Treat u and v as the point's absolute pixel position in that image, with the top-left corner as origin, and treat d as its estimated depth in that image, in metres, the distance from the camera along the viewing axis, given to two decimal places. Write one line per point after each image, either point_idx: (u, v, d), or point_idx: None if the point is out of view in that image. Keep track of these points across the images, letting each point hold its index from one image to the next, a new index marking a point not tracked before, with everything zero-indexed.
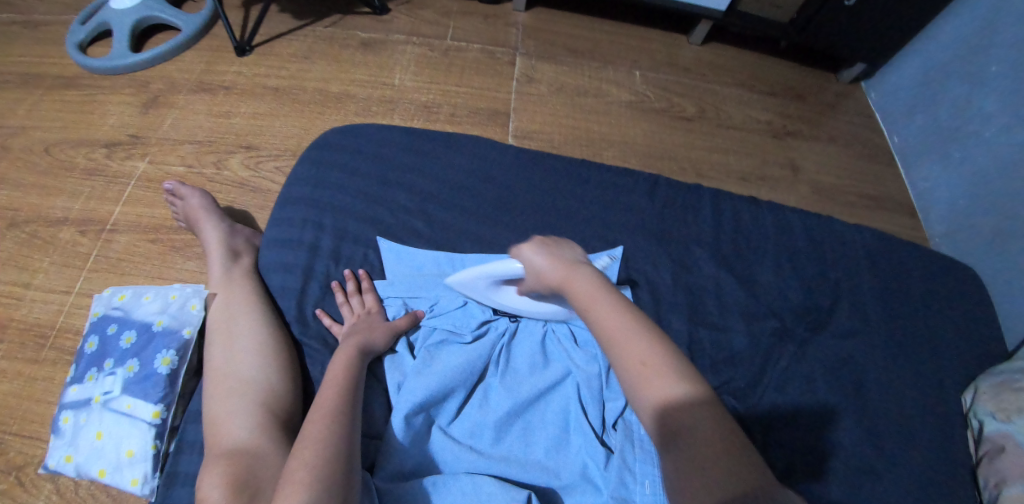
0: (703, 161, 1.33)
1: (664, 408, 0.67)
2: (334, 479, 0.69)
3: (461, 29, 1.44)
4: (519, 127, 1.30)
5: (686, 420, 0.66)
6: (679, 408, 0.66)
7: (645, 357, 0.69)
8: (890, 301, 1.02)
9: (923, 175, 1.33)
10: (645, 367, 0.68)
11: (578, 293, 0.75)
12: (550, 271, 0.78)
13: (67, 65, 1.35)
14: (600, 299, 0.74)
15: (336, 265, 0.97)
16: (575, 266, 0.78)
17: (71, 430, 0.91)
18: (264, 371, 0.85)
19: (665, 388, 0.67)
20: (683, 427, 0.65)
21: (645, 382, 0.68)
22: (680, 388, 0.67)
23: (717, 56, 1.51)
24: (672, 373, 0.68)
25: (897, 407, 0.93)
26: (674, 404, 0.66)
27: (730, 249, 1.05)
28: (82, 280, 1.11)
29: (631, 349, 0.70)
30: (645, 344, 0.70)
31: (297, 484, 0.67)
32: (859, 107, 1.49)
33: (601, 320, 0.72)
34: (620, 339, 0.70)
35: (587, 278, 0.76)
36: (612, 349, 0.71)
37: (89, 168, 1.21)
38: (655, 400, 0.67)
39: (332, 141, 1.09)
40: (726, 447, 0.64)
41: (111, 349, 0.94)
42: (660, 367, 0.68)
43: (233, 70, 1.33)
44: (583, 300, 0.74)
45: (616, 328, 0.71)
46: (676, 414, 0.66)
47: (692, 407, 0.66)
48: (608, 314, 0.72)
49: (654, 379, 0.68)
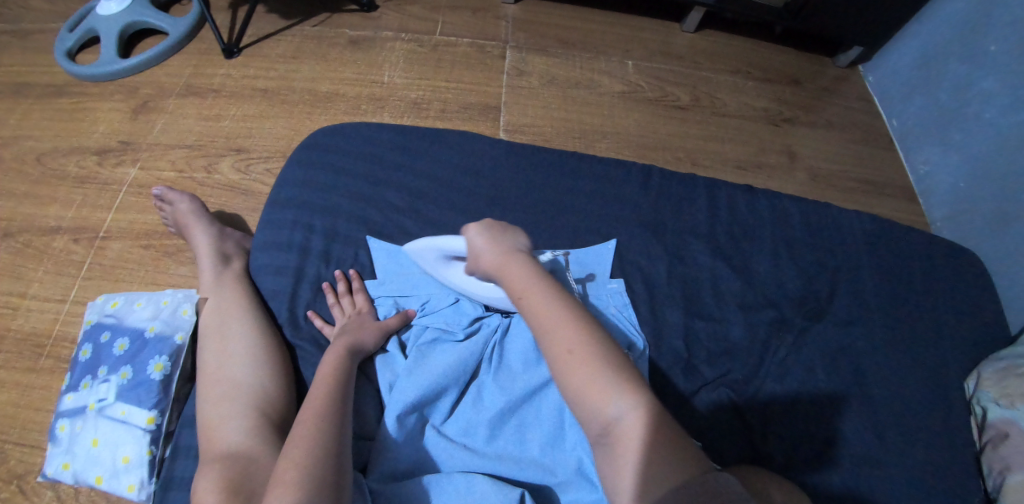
0: (698, 150, 1.31)
1: (590, 394, 0.69)
2: (324, 479, 0.68)
3: (449, 24, 1.43)
4: (510, 121, 1.29)
5: (608, 407, 0.68)
6: (602, 395, 0.69)
7: (571, 345, 0.71)
8: (889, 287, 1.00)
9: (922, 159, 1.31)
10: (572, 356, 0.71)
11: (514, 282, 0.78)
12: (488, 257, 0.80)
13: (56, 73, 1.35)
14: (534, 288, 0.76)
15: (326, 266, 0.97)
16: (511, 256, 0.80)
17: (68, 438, 0.91)
18: (256, 374, 0.85)
19: (591, 375, 0.70)
20: (604, 413, 0.68)
21: (571, 370, 0.71)
22: (606, 375, 0.69)
23: (711, 43, 1.49)
24: (597, 360, 0.70)
25: (899, 395, 0.92)
26: (602, 393, 0.69)
27: (725, 239, 1.03)
28: (77, 288, 1.11)
29: (560, 338, 0.72)
30: (572, 333, 0.72)
31: (287, 484, 0.66)
32: (857, 90, 1.47)
33: (535, 309, 0.75)
34: (549, 328, 0.73)
35: (523, 266, 0.79)
36: (543, 338, 0.73)
37: (81, 176, 1.21)
38: (580, 387, 0.70)
39: (320, 141, 1.08)
40: (647, 432, 0.67)
41: (105, 357, 0.94)
42: (588, 355, 0.71)
43: (221, 73, 1.33)
44: (517, 289, 0.77)
45: (546, 317, 0.74)
46: (601, 401, 0.69)
47: (616, 394, 0.68)
48: (541, 305, 0.75)
49: (579, 367, 0.70)
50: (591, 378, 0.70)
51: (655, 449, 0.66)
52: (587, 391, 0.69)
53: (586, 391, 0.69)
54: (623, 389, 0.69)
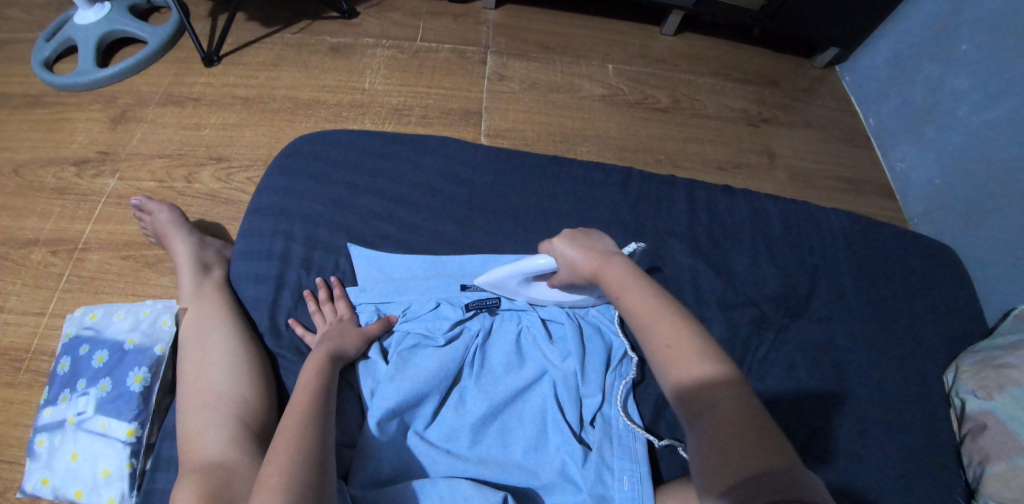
0: (678, 152, 1.32)
1: (686, 386, 0.65)
2: (307, 484, 0.67)
3: (430, 30, 1.43)
4: (492, 125, 1.29)
5: (705, 398, 0.63)
6: (698, 386, 0.64)
7: (670, 338, 0.68)
8: (867, 283, 1.01)
9: (900, 156, 1.33)
10: (670, 348, 0.67)
11: (611, 281, 0.75)
12: (583, 263, 0.79)
13: (33, 84, 1.33)
14: (631, 285, 0.73)
15: (307, 273, 0.96)
16: (608, 258, 0.78)
17: (46, 452, 0.90)
18: (237, 384, 0.85)
19: (690, 367, 0.65)
20: (700, 403, 0.63)
21: (670, 363, 0.67)
22: (704, 367, 0.65)
23: (691, 46, 1.50)
24: (697, 353, 0.66)
25: (878, 390, 0.93)
26: (701, 386, 0.64)
27: (706, 239, 1.04)
28: (56, 301, 1.10)
29: (657, 330, 0.69)
30: (671, 327, 0.69)
31: (269, 490, 0.66)
32: (835, 91, 1.49)
33: (631, 305, 0.72)
34: (646, 322, 0.70)
35: (621, 266, 0.76)
36: (640, 331, 0.70)
37: (59, 187, 1.20)
38: (676, 379, 0.66)
39: (300, 149, 1.07)
40: (746, 423, 0.61)
41: (84, 370, 0.93)
42: (687, 349, 0.67)
43: (201, 82, 1.32)
44: (614, 287, 0.74)
45: (643, 311, 0.71)
46: (697, 391, 0.64)
47: (714, 385, 0.64)
48: (637, 300, 0.72)
49: (679, 360, 0.66)
50: (689, 370, 0.65)
51: (747, 437, 0.60)
52: (683, 382, 0.65)
53: (683, 382, 0.65)
54: (721, 380, 0.64)
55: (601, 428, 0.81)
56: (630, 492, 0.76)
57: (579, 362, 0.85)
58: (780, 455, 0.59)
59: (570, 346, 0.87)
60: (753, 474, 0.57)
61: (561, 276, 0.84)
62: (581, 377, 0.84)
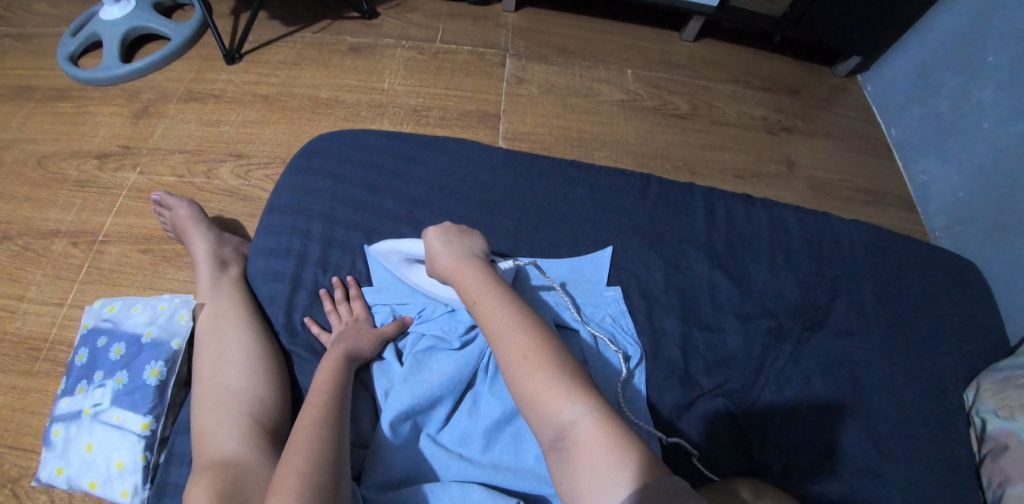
0: (696, 159, 1.31)
1: (544, 400, 0.70)
2: (323, 486, 0.68)
3: (450, 32, 1.43)
4: (510, 128, 1.29)
5: (563, 411, 0.69)
6: (555, 399, 0.70)
7: (526, 351, 0.73)
8: (888, 298, 1.00)
9: (921, 168, 1.32)
10: (527, 361, 0.72)
11: (469, 292, 0.80)
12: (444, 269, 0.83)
13: (58, 77, 1.35)
14: (487, 295, 0.79)
15: (323, 272, 0.97)
16: (466, 264, 0.83)
17: (62, 442, 0.91)
18: (252, 381, 0.85)
19: (544, 380, 0.71)
20: (559, 417, 0.69)
21: (527, 376, 0.72)
22: (559, 380, 0.71)
23: (709, 52, 1.49)
24: (552, 366, 0.72)
25: (897, 407, 0.91)
26: (552, 398, 0.70)
27: (724, 248, 1.03)
28: (75, 292, 1.11)
29: (514, 344, 0.74)
30: (527, 340, 0.74)
31: (285, 491, 0.66)
32: (856, 100, 1.47)
33: (489, 317, 0.77)
34: (504, 335, 0.75)
35: (478, 275, 0.82)
36: (498, 345, 0.75)
37: (82, 180, 1.22)
38: (534, 392, 0.71)
39: (320, 147, 1.08)
40: (601, 435, 0.67)
41: (101, 361, 0.94)
42: (543, 361, 0.72)
43: (222, 79, 1.33)
44: (471, 297, 0.80)
45: (501, 323, 0.76)
46: (554, 405, 0.70)
47: (568, 396, 0.70)
48: (496, 312, 0.77)
49: (534, 373, 0.72)
50: (546, 384, 0.71)
51: (607, 452, 0.66)
52: (541, 395, 0.71)
53: (540, 396, 0.71)
54: (575, 392, 0.70)
55: None
56: None
57: None
58: (647, 465, 0.65)
59: None
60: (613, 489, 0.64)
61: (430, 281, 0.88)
62: None
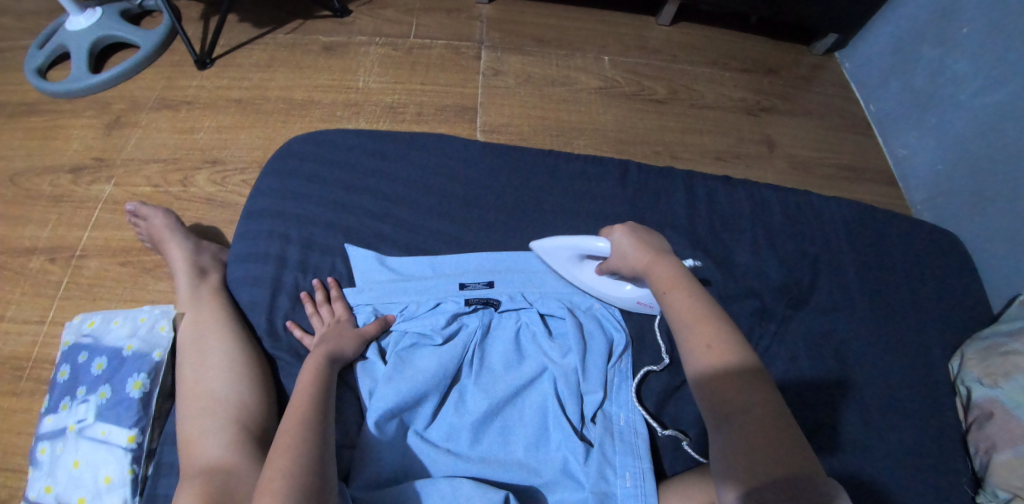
0: (677, 143, 1.31)
1: (723, 390, 0.65)
2: (308, 483, 0.67)
3: (424, 26, 1.42)
4: (487, 121, 1.28)
5: (737, 401, 0.64)
6: (732, 389, 0.64)
7: (711, 340, 0.68)
8: (870, 272, 1.00)
9: (901, 142, 1.32)
10: (709, 349, 0.67)
11: (658, 278, 0.75)
12: (636, 256, 0.79)
13: (26, 92, 1.33)
14: (680, 283, 0.73)
15: (304, 275, 0.96)
16: (662, 256, 0.77)
17: (48, 460, 0.90)
18: (236, 387, 0.84)
19: (729, 372, 0.65)
20: (732, 405, 0.64)
21: (706, 362, 0.67)
22: (742, 372, 0.65)
23: (687, 36, 1.49)
24: (738, 359, 0.66)
25: (883, 381, 0.92)
26: (734, 389, 0.64)
27: (706, 232, 1.03)
28: (55, 309, 1.10)
29: (699, 328, 0.69)
30: (715, 331, 0.68)
31: (269, 490, 0.66)
32: (834, 77, 1.47)
33: (676, 305, 0.72)
34: (689, 321, 0.70)
35: (671, 265, 0.76)
36: (680, 329, 0.70)
37: (56, 195, 1.20)
38: (711, 381, 0.66)
39: (295, 149, 1.07)
40: (774, 432, 0.61)
41: (83, 377, 0.93)
42: (725, 351, 0.67)
43: (194, 85, 1.32)
44: (661, 284, 0.74)
45: (689, 310, 0.70)
46: (733, 395, 0.64)
47: (749, 389, 0.64)
48: (685, 299, 0.71)
49: (715, 360, 0.66)
50: (726, 371, 0.65)
51: (778, 445, 0.60)
52: (718, 384, 0.65)
53: (718, 386, 0.65)
54: (758, 388, 0.64)
55: (603, 424, 0.81)
56: (633, 488, 0.76)
57: (578, 358, 0.84)
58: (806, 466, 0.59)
59: (569, 342, 0.87)
60: (772, 478, 0.58)
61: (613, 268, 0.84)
62: (582, 374, 0.84)
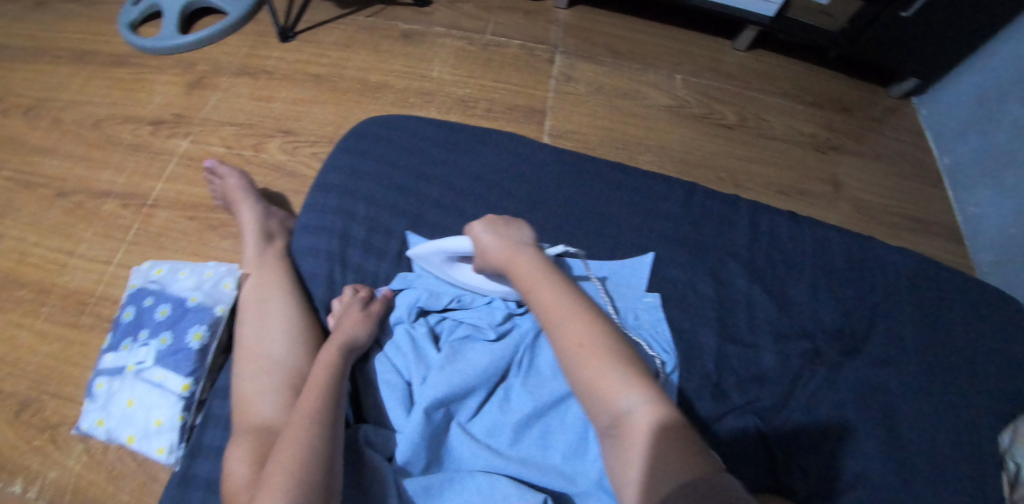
0: (740, 171, 1.30)
1: (601, 386, 0.72)
2: (311, 483, 0.71)
3: (501, 25, 1.43)
4: (555, 126, 1.29)
5: (619, 398, 0.71)
6: (613, 388, 0.71)
7: (582, 339, 0.75)
8: (925, 328, 0.98)
9: (972, 200, 1.29)
10: (582, 349, 0.74)
11: (524, 279, 0.82)
12: (497, 255, 0.85)
13: (118, 44, 1.39)
14: (544, 283, 0.81)
15: (367, 255, 0.99)
16: (520, 251, 0.85)
17: (105, 395, 0.95)
18: (293, 354, 0.87)
19: (600, 366, 0.73)
20: (614, 404, 0.71)
21: (582, 364, 0.74)
22: (616, 369, 0.72)
23: (763, 64, 1.47)
24: (608, 354, 0.74)
25: (928, 441, 0.90)
26: (611, 388, 0.72)
27: (764, 265, 1.03)
28: (122, 252, 1.14)
29: (568, 329, 0.76)
30: (584, 327, 0.76)
31: (273, 486, 0.70)
32: (908, 123, 1.44)
33: (545, 305, 0.79)
34: (559, 323, 0.77)
35: (533, 262, 0.83)
36: (553, 330, 0.78)
37: (135, 144, 1.25)
38: (588, 379, 0.73)
39: (370, 131, 1.11)
40: (652, 425, 0.69)
41: (146, 321, 0.97)
42: (596, 348, 0.74)
43: (275, 56, 1.36)
44: (527, 285, 0.82)
45: (557, 312, 0.78)
46: (609, 391, 0.72)
47: (625, 386, 0.71)
48: (551, 300, 0.79)
49: (589, 361, 0.74)
50: (602, 370, 0.73)
51: (661, 444, 0.67)
52: (595, 382, 0.73)
53: (595, 382, 0.73)
54: (632, 383, 0.71)
55: None
56: None
57: None
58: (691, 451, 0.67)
59: None
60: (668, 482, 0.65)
61: (480, 270, 0.90)
62: None
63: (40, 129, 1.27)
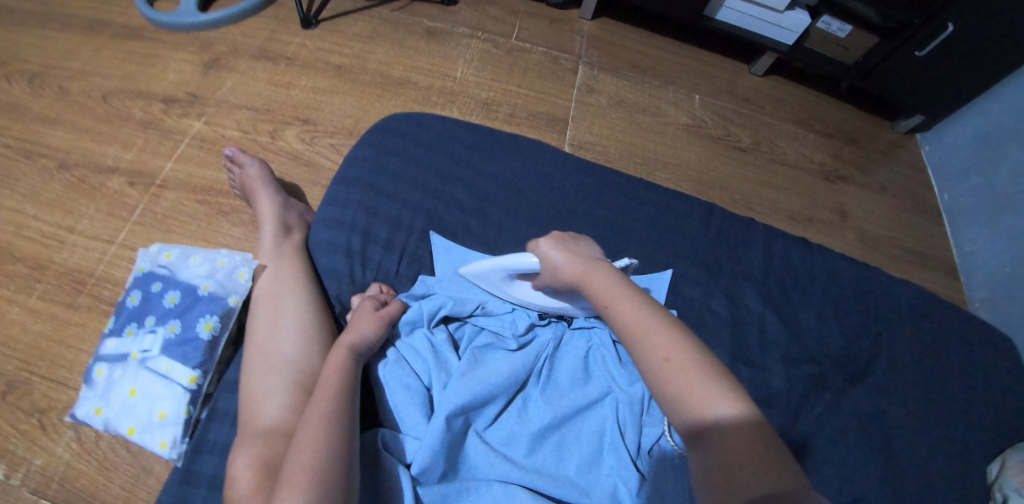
0: (753, 194, 1.32)
1: (691, 402, 0.70)
2: (332, 484, 0.70)
3: (526, 30, 1.43)
4: (576, 136, 1.30)
5: (710, 411, 0.69)
6: (702, 400, 0.69)
7: (669, 351, 0.73)
8: (929, 359, 1.00)
9: (970, 238, 1.32)
10: (669, 362, 0.72)
11: (599, 290, 0.80)
12: (569, 268, 0.83)
13: (132, 16, 1.35)
14: (620, 295, 0.79)
15: (388, 254, 0.99)
16: (597, 265, 0.83)
17: (104, 383, 0.91)
18: (304, 350, 0.86)
19: (691, 382, 0.71)
20: (706, 417, 0.68)
21: (669, 376, 0.72)
22: (706, 380, 0.70)
23: (777, 89, 1.49)
24: (698, 366, 0.72)
25: (926, 472, 0.92)
26: (703, 401, 0.69)
27: (777, 289, 1.05)
28: (126, 232, 1.11)
29: (653, 341, 0.74)
30: (670, 341, 0.74)
31: (295, 487, 0.69)
32: (912, 158, 1.47)
33: (627, 317, 0.77)
34: (641, 334, 0.75)
35: (607, 274, 0.81)
36: (636, 342, 0.75)
37: (145, 121, 1.22)
38: (677, 393, 0.71)
39: (394, 126, 1.10)
40: (748, 438, 0.67)
41: (153, 307, 0.94)
42: (685, 359, 0.72)
43: (296, 42, 1.33)
44: (603, 297, 0.79)
45: (639, 324, 0.76)
46: (699, 406, 0.69)
47: (715, 398, 0.69)
48: (630, 311, 0.77)
49: (677, 372, 0.71)
50: (692, 382, 0.71)
51: (756, 457, 0.65)
52: (686, 395, 0.70)
53: (685, 398, 0.70)
54: (723, 396, 0.69)
55: (658, 458, 0.82)
56: None
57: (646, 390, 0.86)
58: (785, 471, 0.65)
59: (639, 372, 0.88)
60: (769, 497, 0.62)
61: (543, 283, 0.89)
62: (645, 406, 0.86)
63: (44, 98, 1.23)
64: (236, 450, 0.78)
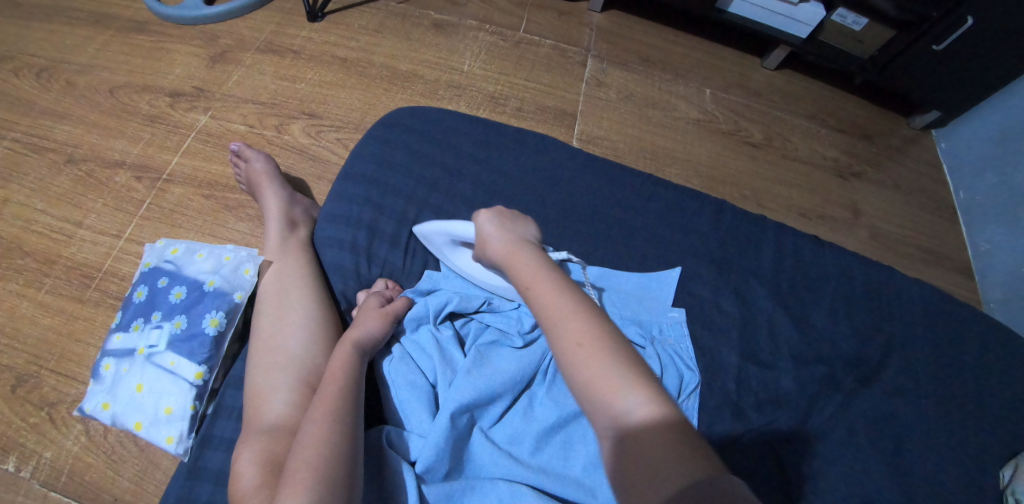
0: (763, 190, 1.30)
1: (600, 389, 0.71)
2: (335, 481, 0.70)
3: (534, 23, 1.41)
4: (584, 131, 1.29)
5: (618, 399, 0.70)
6: (612, 388, 0.70)
7: (581, 337, 0.74)
8: (942, 359, 0.98)
9: (986, 236, 1.30)
10: (582, 348, 0.73)
11: (522, 274, 0.82)
12: (498, 252, 0.86)
13: (139, 10, 1.34)
14: (542, 281, 0.81)
15: (394, 249, 0.98)
16: (521, 248, 0.85)
17: (111, 377, 0.91)
18: (309, 346, 0.85)
19: (600, 369, 0.72)
20: (613, 405, 0.70)
21: (581, 362, 0.73)
22: (615, 368, 0.72)
23: (789, 83, 1.47)
24: (610, 353, 0.73)
25: (938, 475, 0.90)
26: (612, 388, 0.70)
27: (787, 287, 1.03)
28: (133, 227, 1.11)
29: (568, 326, 0.76)
30: (584, 326, 0.75)
31: (298, 484, 0.69)
32: (927, 154, 1.44)
33: (545, 303, 0.79)
34: (557, 320, 0.76)
35: (532, 260, 0.84)
36: (552, 327, 0.77)
37: (152, 115, 1.21)
38: (586, 378, 0.72)
39: (401, 121, 1.09)
40: (654, 427, 0.68)
41: (160, 302, 0.94)
42: (597, 346, 0.73)
43: (302, 35, 1.32)
44: (526, 282, 0.82)
45: (556, 309, 0.77)
46: (608, 394, 0.70)
47: (625, 386, 0.70)
48: (550, 297, 0.79)
49: (588, 359, 0.73)
50: (602, 369, 0.72)
51: (663, 448, 0.66)
52: (595, 382, 0.71)
53: (594, 384, 0.71)
54: (632, 384, 0.70)
55: None
56: None
57: None
58: (693, 458, 0.65)
59: None
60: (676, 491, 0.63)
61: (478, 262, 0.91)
62: None
63: (52, 92, 1.23)
64: (241, 447, 0.78)
